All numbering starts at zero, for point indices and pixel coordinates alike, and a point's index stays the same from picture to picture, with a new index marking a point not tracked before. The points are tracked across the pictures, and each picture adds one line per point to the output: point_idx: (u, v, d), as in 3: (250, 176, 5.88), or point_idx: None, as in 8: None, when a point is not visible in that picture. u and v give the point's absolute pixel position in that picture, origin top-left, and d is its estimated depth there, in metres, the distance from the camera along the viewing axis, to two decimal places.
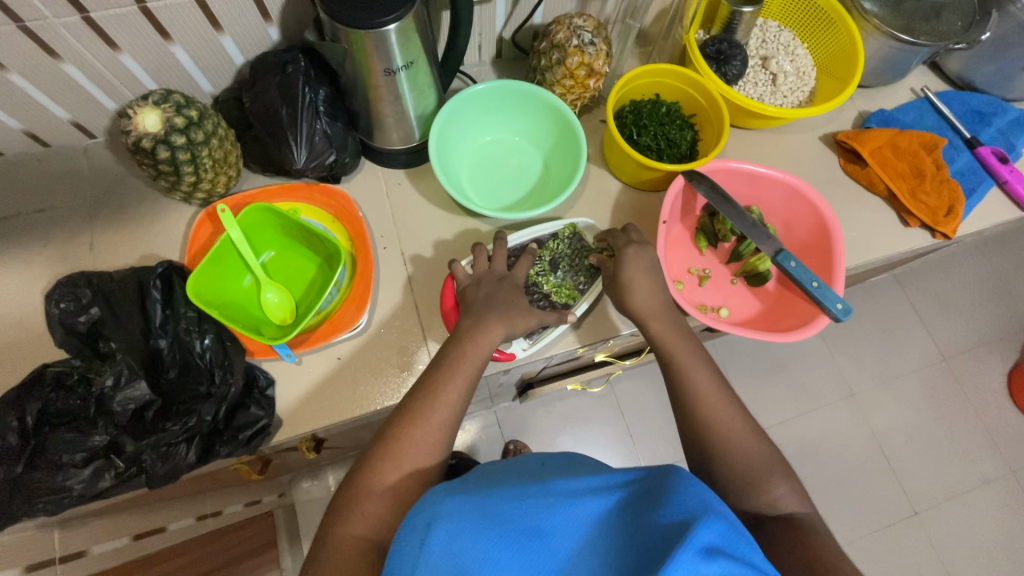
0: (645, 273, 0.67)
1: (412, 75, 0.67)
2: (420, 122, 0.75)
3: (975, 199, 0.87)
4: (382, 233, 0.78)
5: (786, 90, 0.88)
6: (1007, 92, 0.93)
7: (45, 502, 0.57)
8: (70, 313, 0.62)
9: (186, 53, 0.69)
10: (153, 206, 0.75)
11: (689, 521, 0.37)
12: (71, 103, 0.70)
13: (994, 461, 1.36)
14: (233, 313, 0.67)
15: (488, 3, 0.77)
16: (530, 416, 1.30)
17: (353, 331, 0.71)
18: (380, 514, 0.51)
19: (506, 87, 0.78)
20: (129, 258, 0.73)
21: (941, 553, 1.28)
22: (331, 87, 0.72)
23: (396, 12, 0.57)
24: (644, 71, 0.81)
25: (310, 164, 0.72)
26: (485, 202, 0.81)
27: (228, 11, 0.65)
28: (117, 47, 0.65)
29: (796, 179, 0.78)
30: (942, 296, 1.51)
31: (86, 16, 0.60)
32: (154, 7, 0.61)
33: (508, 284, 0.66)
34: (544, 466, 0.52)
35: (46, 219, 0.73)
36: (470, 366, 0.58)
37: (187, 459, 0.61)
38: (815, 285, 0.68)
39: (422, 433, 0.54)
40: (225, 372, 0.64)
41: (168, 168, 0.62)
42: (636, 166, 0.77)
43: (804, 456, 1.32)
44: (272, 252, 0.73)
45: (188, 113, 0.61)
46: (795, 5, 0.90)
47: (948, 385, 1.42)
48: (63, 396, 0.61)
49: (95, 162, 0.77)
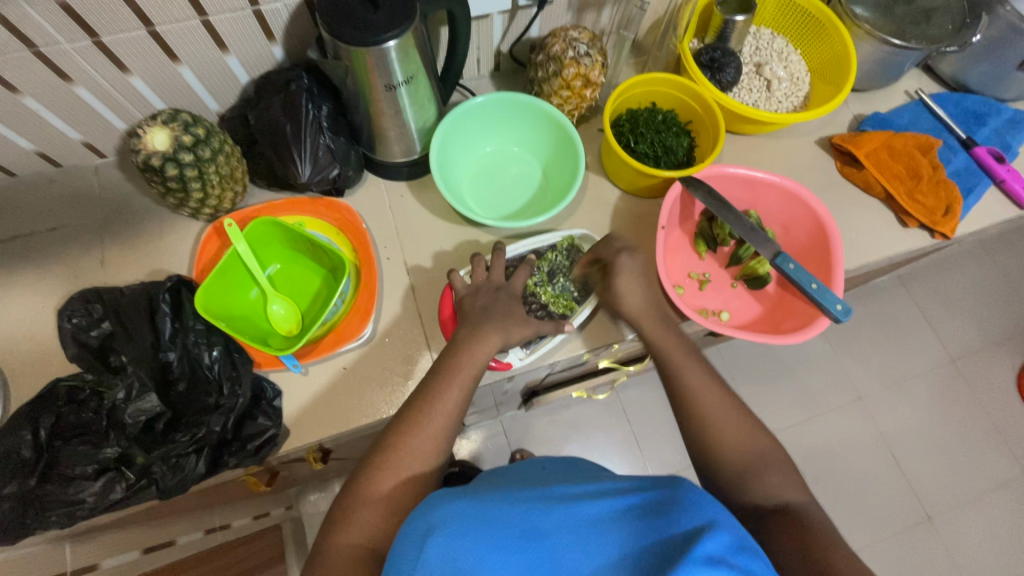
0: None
1: (412, 90, 0.68)
2: (421, 135, 0.77)
3: (973, 198, 0.87)
4: (385, 244, 0.79)
5: (781, 95, 0.90)
6: (1000, 92, 0.94)
7: (58, 514, 0.59)
8: (82, 328, 0.64)
9: (193, 73, 0.71)
10: (161, 222, 0.77)
11: (695, 531, 0.38)
12: (82, 124, 0.72)
13: (1006, 462, 1.35)
14: (240, 325, 0.68)
15: (486, 19, 0.79)
16: (535, 424, 1.31)
17: (358, 342, 0.72)
18: (377, 521, 0.51)
19: (504, 98, 0.80)
20: (137, 273, 0.75)
21: (956, 556, 1.27)
22: (334, 103, 0.74)
23: (396, 30, 0.59)
24: (639, 81, 0.83)
25: (314, 178, 0.73)
26: (486, 212, 0.83)
27: (233, 32, 0.67)
28: (126, 68, 0.67)
29: (792, 183, 0.79)
30: (946, 297, 1.51)
31: (97, 40, 0.62)
32: (162, 30, 0.63)
33: (505, 293, 0.67)
34: (546, 470, 0.53)
35: (57, 237, 0.75)
36: (468, 374, 0.59)
37: (196, 469, 0.62)
38: (813, 287, 0.69)
39: (418, 440, 0.55)
40: (234, 383, 0.65)
41: (177, 186, 0.64)
42: (634, 173, 0.78)
43: (811, 461, 1.31)
44: (278, 265, 0.75)
45: (195, 131, 0.63)
46: (787, 12, 0.92)
47: (956, 386, 1.42)
48: (74, 409, 0.62)
49: (105, 180, 0.79)
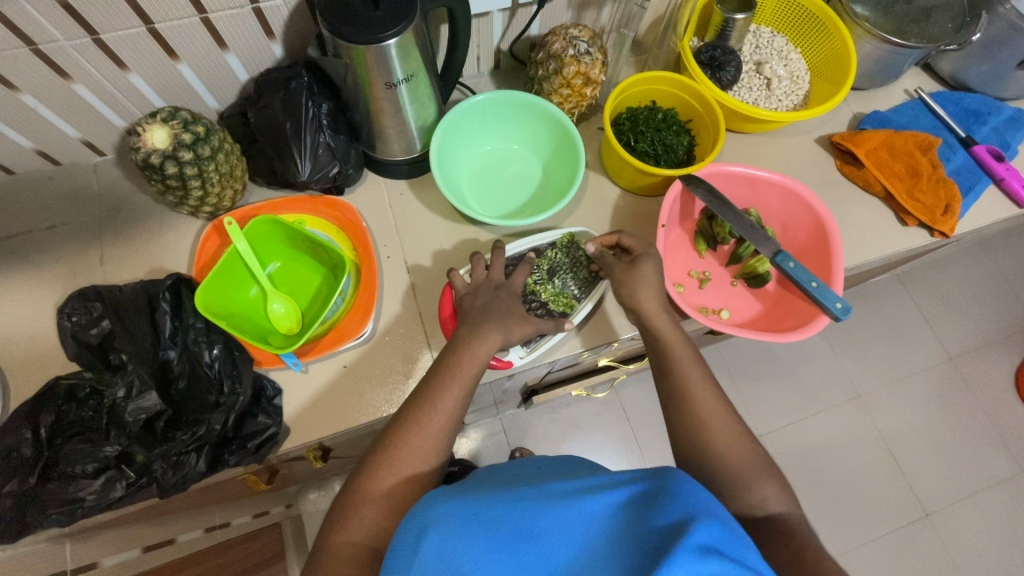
0: (660, 285, 0.65)
1: (412, 88, 0.68)
2: (421, 133, 0.77)
3: (972, 196, 0.87)
4: (385, 243, 0.79)
5: (781, 94, 0.90)
6: (999, 91, 0.94)
7: (58, 513, 0.58)
8: (82, 327, 0.64)
9: (193, 71, 0.71)
10: (161, 220, 0.77)
11: (685, 520, 0.38)
12: (81, 121, 0.72)
13: (1003, 461, 1.35)
14: (241, 323, 0.68)
15: (485, 17, 0.79)
16: (534, 422, 1.31)
17: (358, 340, 0.72)
18: (377, 520, 0.52)
19: (504, 97, 0.80)
20: (137, 271, 0.75)
21: (954, 554, 1.27)
22: (333, 101, 0.74)
23: (397, 27, 0.59)
24: (639, 79, 0.83)
25: (314, 175, 0.73)
26: (486, 210, 0.83)
27: (233, 30, 0.67)
28: (126, 66, 0.67)
29: (792, 181, 0.79)
30: (945, 295, 1.51)
31: (97, 38, 0.62)
32: (162, 28, 0.63)
33: (505, 292, 0.67)
34: (544, 468, 0.53)
35: (56, 235, 0.75)
36: (468, 373, 0.59)
37: (197, 468, 0.62)
38: (813, 285, 0.69)
39: (418, 439, 0.55)
40: (234, 381, 0.65)
41: (176, 183, 0.64)
42: (634, 171, 0.78)
43: (809, 459, 1.32)
44: (278, 263, 0.75)
45: (195, 129, 0.63)
46: (787, 10, 0.92)
47: (954, 384, 1.42)
48: (74, 408, 0.62)
49: (104, 178, 0.78)
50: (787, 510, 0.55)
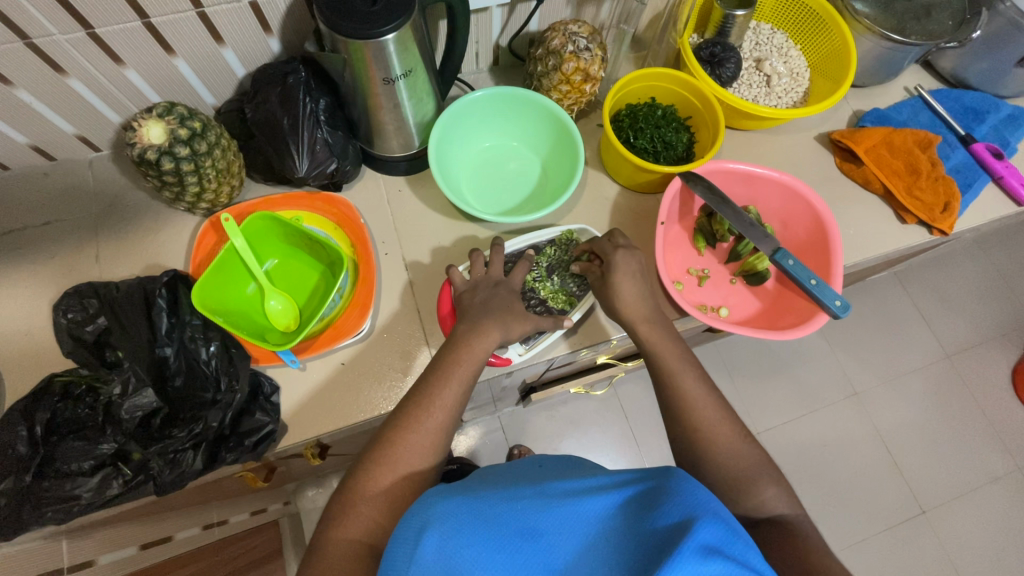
0: None
1: (410, 84, 0.68)
2: (419, 130, 0.76)
3: (971, 194, 0.87)
4: (383, 240, 0.79)
5: (781, 91, 0.90)
6: (999, 89, 0.94)
7: (54, 510, 0.58)
8: (77, 323, 0.64)
9: (190, 66, 0.70)
10: (157, 216, 0.77)
11: (687, 520, 0.38)
12: (76, 117, 0.71)
13: (1000, 458, 1.36)
14: (237, 320, 0.67)
15: (485, 12, 0.79)
16: (533, 420, 1.31)
17: (356, 337, 0.72)
18: (375, 517, 0.51)
19: (503, 93, 0.80)
20: (132, 268, 0.74)
21: (950, 551, 1.27)
22: (331, 97, 0.73)
23: (394, 22, 0.58)
24: (639, 75, 0.82)
25: (312, 172, 0.72)
26: (485, 207, 0.82)
27: (230, 24, 0.67)
28: (121, 61, 0.66)
29: (791, 179, 0.79)
30: (943, 293, 1.51)
31: (92, 32, 0.61)
32: (158, 22, 0.63)
33: (504, 289, 0.67)
34: (544, 467, 0.53)
35: (52, 231, 0.74)
36: (466, 370, 0.59)
37: (194, 465, 0.62)
38: (813, 283, 0.69)
39: (416, 436, 0.55)
40: (230, 379, 0.65)
41: (172, 179, 0.63)
42: (634, 168, 0.78)
43: (807, 456, 1.32)
44: (275, 260, 0.74)
45: (192, 124, 0.62)
46: (787, 7, 0.91)
47: (952, 382, 1.42)
48: (70, 405, 0.62)
49: (100, 174, 0.78)
50: (784, 509, 0.55)
